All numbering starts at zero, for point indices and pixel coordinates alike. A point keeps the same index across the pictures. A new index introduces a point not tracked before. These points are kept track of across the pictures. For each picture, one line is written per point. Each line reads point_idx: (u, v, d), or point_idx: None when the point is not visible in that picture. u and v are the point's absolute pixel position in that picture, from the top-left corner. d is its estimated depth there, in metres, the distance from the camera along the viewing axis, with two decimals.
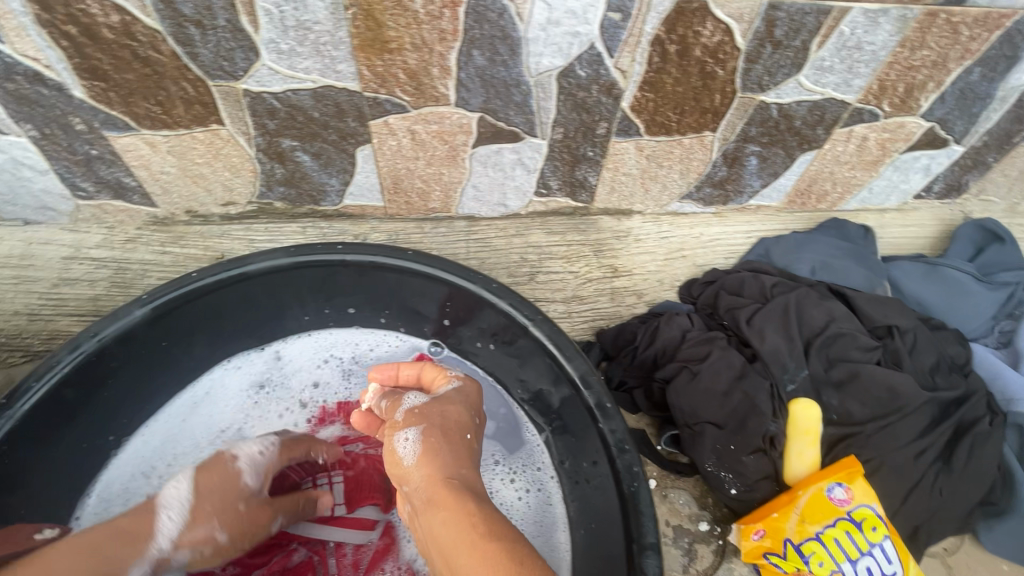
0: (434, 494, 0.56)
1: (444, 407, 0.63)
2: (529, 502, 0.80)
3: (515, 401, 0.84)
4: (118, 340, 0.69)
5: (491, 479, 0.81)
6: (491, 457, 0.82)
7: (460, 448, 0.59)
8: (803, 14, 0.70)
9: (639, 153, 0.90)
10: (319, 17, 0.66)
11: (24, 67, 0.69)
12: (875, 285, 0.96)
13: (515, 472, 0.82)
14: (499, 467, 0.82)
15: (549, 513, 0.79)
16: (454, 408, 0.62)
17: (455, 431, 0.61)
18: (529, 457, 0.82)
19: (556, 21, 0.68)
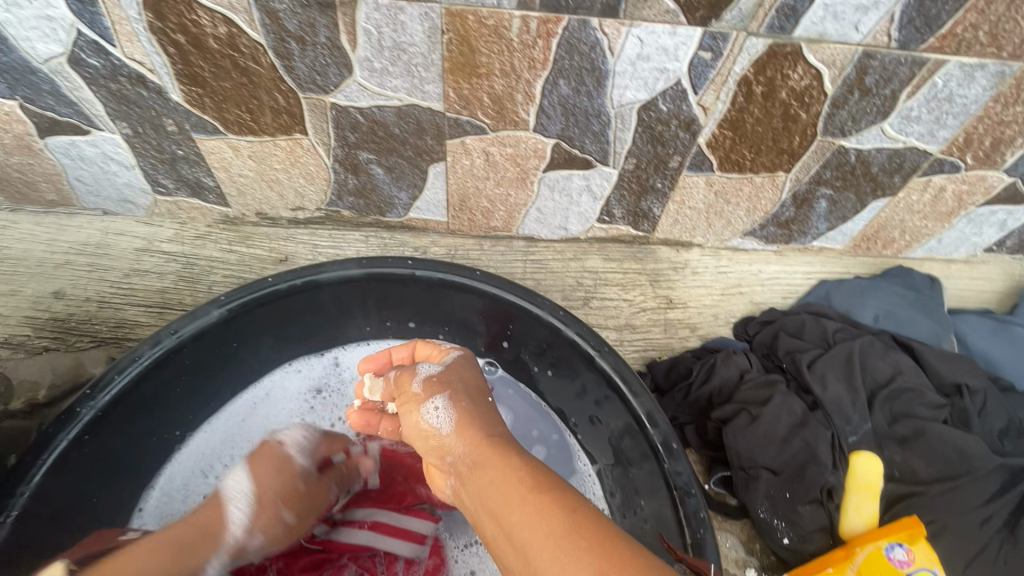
0: (478, 455, 0.53)
1: (462, 374, 0.64)
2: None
3: (568, 429, 0.85)
4: (194, 338, 0.70)
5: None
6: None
7: (486, 407, 0.59)
8: (897, 65, 0.69)
9: (708, 189, 0.90)
10: (415, 40, 0.67)
11: (129, 70, 0.72)
12: (941, 339, 0.94)
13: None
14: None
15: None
16: (472, 374, 0.63)
17: (479, 395, 0.61)
18: (580, 486, 0.82)
19: (646, 56, 0.68)
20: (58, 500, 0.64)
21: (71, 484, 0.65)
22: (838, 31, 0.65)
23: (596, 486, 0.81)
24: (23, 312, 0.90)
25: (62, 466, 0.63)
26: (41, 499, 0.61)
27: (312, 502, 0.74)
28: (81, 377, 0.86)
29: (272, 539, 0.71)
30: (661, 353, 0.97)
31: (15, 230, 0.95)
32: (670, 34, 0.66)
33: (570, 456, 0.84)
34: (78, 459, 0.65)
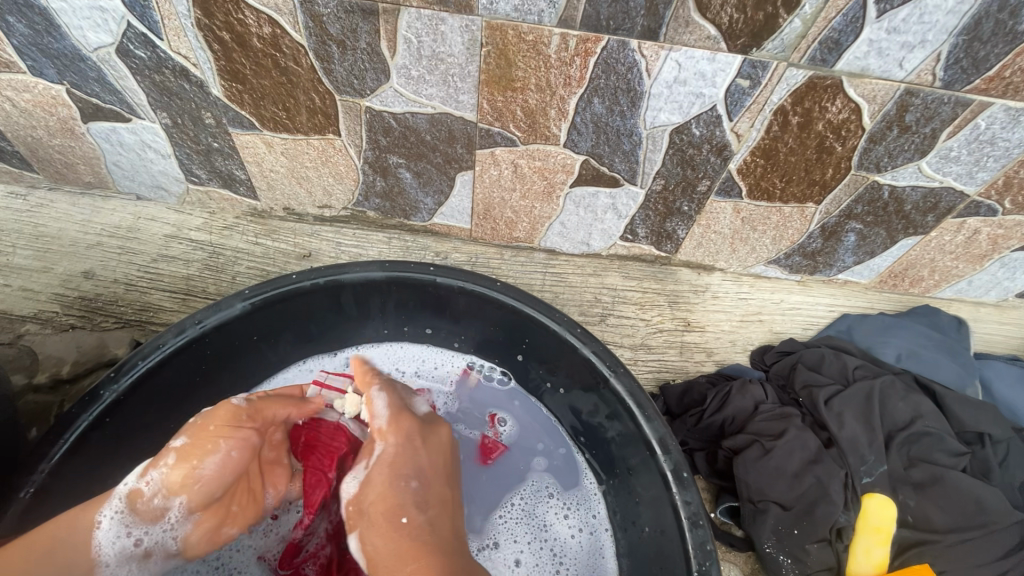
0: None
1: (369, 492, 0.69)
2: (581, 543, 0.80)
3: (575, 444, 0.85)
4: (216, 330, 0.72)
5: (547, 510, 0.82)
6: (545, 489, 0.83)
7: (390, 531, 0.65)
8: (940, 104, 0.68)
9: (735, 215, 0.89)
10: (454, 51, 0.68)
11: (173, 63, 0.73)
12: (964, 385, 0.92)
13: (570, 508, 0.82)
14: (554, 499, 0.82)
15: (597, 558, 0.79)
16: (374, 492, 0.68)
17: (383, 517, 0.66)
18: (583, 500, 0.82)
19: (683, 80, 0.68)
20: (73, 480, 0.65)
21: (86, 465, 0.66)
22: (881, 67, 0.64)
23: (599, 503, 0.81)
24: (53, 289, 0.93)
25: (81, 446, 0.64)
26: (57, 478, 0.63)
27: (202, 426, 0.65)
28: (105, 356, 0.87)
29: (168, 482, 0.63)
30: (675, 375, 0.96)
31: (52, 209, 0.97)
32: (709, 60, 0.65)
33: (575, 471, 0.84)
34: (96, 441, 0.66)
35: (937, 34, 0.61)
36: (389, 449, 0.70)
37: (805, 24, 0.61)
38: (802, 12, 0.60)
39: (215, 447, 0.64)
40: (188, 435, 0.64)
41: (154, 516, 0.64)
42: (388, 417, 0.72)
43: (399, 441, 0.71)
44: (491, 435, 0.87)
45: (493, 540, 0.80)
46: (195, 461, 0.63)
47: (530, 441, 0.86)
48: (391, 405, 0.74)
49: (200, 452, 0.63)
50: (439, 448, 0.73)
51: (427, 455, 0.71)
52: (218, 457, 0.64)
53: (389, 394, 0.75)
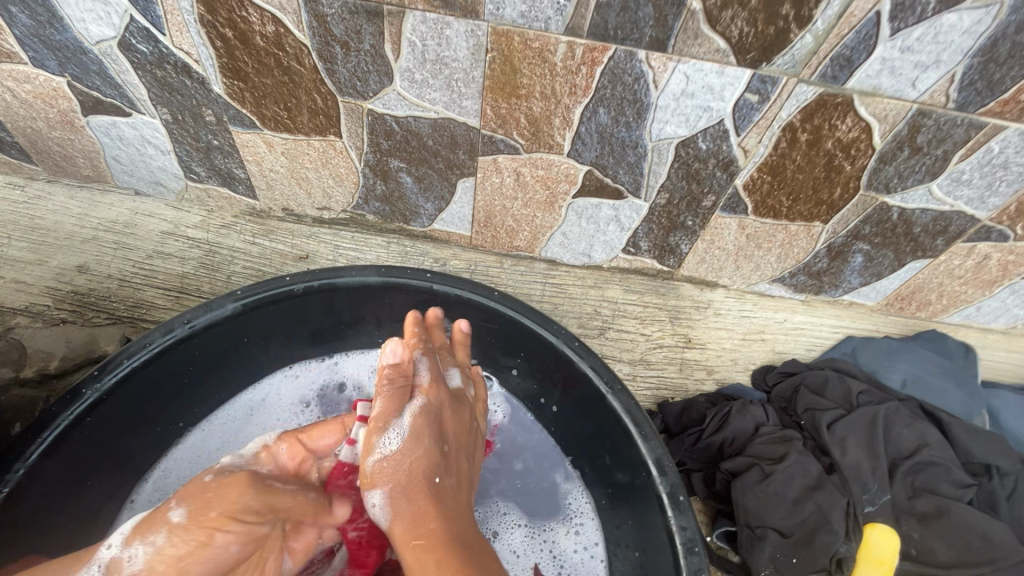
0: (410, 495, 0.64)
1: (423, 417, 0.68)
2: (578, 558, 0.77)
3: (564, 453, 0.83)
4: (205, 330, 0.70)
5: (545, 515, 0.80)
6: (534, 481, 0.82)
7: (433, 453, 0.67)
8: (953, 125, 0.66)
9: (740, 231, 0.88)
10: (459, 55, 0.67)
11: (175, 59, 0.72)
12: (972, 414, 0.89)
13: (565, 514, 0.80)
14: (549, 497, 0.81)
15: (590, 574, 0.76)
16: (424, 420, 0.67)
17: (432, 440, 0.67)
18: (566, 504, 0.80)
19: (690, 93, 0.67)
20: (52, 481, 0.64)
21: (65, 466, 0.65)
22: (893, 86, 0.63)
23: (593, 530, 0.79)
24: (47, 282, 0.91)
25: (61, 446, 0.63)
26: (34, 479, 0.61)
27: (209, 503, 0.58)
28: (94, 352, 0.87)
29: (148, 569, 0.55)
30: (674, 393, 0.94)
31: (49, 201, 0.97)
32: (718, 73, 0.64)
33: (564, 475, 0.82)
34: (77, 441, 0.65)
35: (952, 55, 0.59)
36: (451, 421, 0.70)
37: (816, 39, 0.60)
38: (814, 28, 0.59)
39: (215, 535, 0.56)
40: (192, 511, 0.57)
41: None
42: (427, 379, 0.70)
43: (458, 422, 0.70)
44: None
45: (492, 531, 0.80)
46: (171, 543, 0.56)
47: (520, 442, 0.85)
48: (433, 369, 0.72)
49: (196, 541, 0.55)
50: (479, 426, 0.75)
51: (474, 431, 0.74)
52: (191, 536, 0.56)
53: (440, 364, 0.73)
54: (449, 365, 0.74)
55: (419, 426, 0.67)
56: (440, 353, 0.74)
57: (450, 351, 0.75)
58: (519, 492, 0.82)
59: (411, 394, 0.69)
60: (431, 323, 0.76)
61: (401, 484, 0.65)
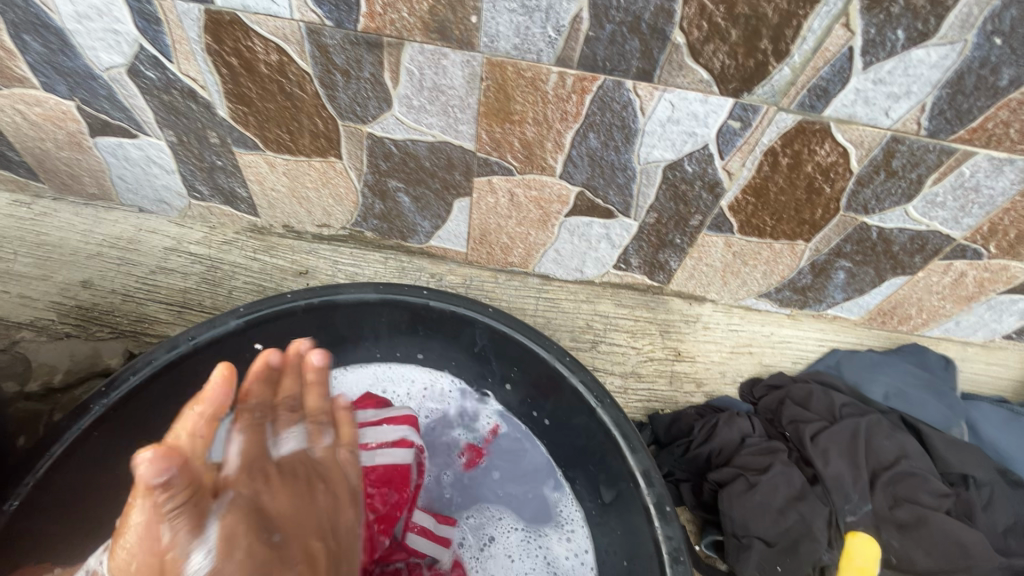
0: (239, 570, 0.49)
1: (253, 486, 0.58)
2: (571, 564, 0.80)
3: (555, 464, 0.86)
4: (208, 346, 0.73)
5: (540, 524, 0.83)
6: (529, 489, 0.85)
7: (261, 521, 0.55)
8: (925, 151, 0.70)
9: (727, 249, 0.91)
10: (455, 84, 0.70)
11: (182, 85, 0.75)
12: (951, 425, 0.92)
13: (558, 522, 0.83)
14: (542, 506, 0.84)
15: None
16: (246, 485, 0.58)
17: (261, 513, 0.56)
18: (558, 512, 0.83)
19: (676, 119, 0.70)
20: (61, 493, 0.66)
21: (73, 480, 0.67)
22: (868, 114, 0.66)
23: (584, 539, 0.81)
24: (51, 297, 0.94)
25: (68, 460, 0.65)
26: (42, 491, 0.63)
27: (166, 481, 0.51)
28: (97, 365, 0.88)
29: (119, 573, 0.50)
30: (664, 405, 0.97)
31: (54, 218, 0.99)
32: (702, 102, 0.67)
33: (555, 484, 0.85)
34: (84, 455, 0.67)
35: (922, 86, 0.63)
36: (280, 504, 0.58)
37: (794, 71, 0.63)
38: (791, 61, 0.62)
39: (164, 505, 0.50)
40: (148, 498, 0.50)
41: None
42: (239, 463, 0.61)
43: (295, 505, 0.59)
44: (479, 437, 0.89)
45: (489, 535, 0.84)
46: (125, 539, 0.49)
47: (515, 453, 0.87)
48: (247, 452, 0.62)
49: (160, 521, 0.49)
50: (347, 485, 0.66)
51: (338, 496, 0.64)
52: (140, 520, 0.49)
53: (258, 442, 0.64)
54: (281, 428, 0.67)
55: (233, 524, 0.52)
56: (267, 419, 0.67)
57: (285, 409, 0.68)
58: (514, 498, 0.85)
59: (213, 498, 0.54)
60: (287, 367, 0.71)
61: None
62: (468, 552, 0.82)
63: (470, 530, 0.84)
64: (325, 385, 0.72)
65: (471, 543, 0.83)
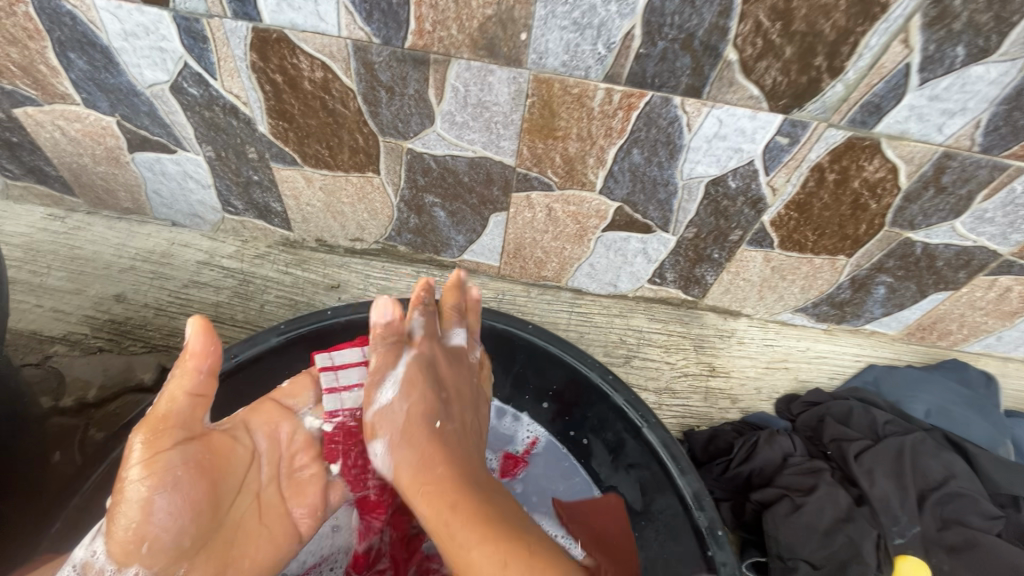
0: (417, 438, 0.65)
1: (429, 367, 0.72)
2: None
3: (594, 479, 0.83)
4: (249, 364, 0.72)
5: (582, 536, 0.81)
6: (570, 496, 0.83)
7: (428, 400, 0.69)
8: (977, 167, 0.68)
9: (765, 263, 0.89)
10: (500, 100, 0.69)
11: (225, 102, 0.75)
12: (997, 446, 0.90)
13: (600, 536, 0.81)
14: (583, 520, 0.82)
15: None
16: (416, 367, 0.71)
17: (428, 392, 0.69)
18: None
19: (722, 135, 0.69)
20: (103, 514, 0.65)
21: None
22: (921, 130, 0.65)
23: None
24: (85, 312, 0.93)
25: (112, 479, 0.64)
26: (87, 512, 0.62)
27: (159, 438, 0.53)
28: (130, 379, 0.87)
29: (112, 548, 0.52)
30: (699, 422, 0.95)
31: (88, 232, 0.99)
32: (750, 118, 0.67)
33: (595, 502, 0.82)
34: None
35: (978, 103, 0.62)
36: (447, 374, 0.72)
37: (847, 88, 0.62)
38: (845, 78, 0.61)
39: (168, 477, 0.53)
40: (147, 457, 0.52)
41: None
42: (421, 334, 0.74)
43: (454, 379, 0.73)
44: (518, 448, 0.86)
45: None
46: (126, 516, 0.51)
47: (556, 469, 0.85)
48: (427, 334, 0.74)
49: (162, 478, 0.53)
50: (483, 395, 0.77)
51: (474, 390, 0.75)
52: (140, 495, 0.51)
53: (434, 331, 0.75)
54: (448, 326, 0.76)
55: (412, 374, 0.70)
56: (443, 317, 0.77)
57: (456, 311, 0.77)
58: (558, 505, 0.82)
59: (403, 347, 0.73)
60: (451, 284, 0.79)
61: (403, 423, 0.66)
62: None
63: None
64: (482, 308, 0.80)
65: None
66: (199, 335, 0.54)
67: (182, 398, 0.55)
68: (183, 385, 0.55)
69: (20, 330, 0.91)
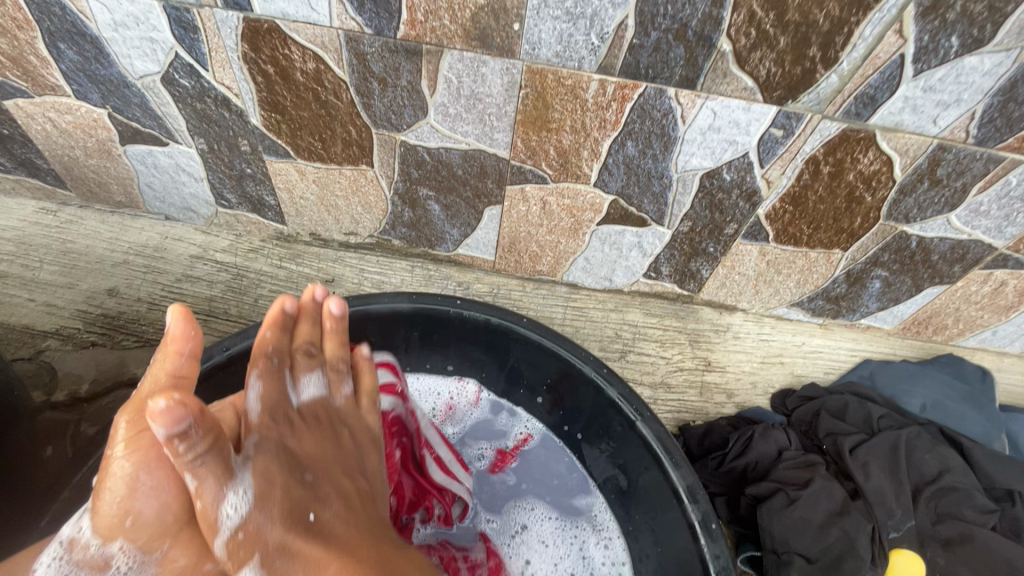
0: (286, 535, 0.51)
1: (291, 429, 0.62)
2: (607, 571, 0.78)
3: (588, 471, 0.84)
4: (241, 357, 0.71)
5: (575, 525, 0.81)
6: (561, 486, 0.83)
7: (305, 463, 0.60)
8: (972, 159, 0.68)
9: (761, 257, 0.89)
10: (493, 91, 0.69)
11: (216, 93, 0.75)
12: (992, 439, 0.90)
13: (594, 527, 0.81)
14: (577, 512, 0.82)
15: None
16: (274, 433, 0.60)
17: (298, 459, 0.59)
18: (592, 518, 0.81)
19: (717, 127, 0.69)
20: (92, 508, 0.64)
21: None
22: (915, 122, 0.65)
23: (621, 550, 0.79)
24: (77, 306, 0.93)
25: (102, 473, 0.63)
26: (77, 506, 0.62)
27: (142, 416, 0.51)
28: (122, 374, 0.87)
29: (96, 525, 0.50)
30: (695, 416, 0.95)
31: (81, 226, 0.99)
32: (745, 109, 0.66)
33: (589, 493, 0.83)
34: None
35: (973, 94, 0.61)
36: (305, 448, 0.62)
37: (841, 79, 0.62)
38: (839, 69, 0.61)
39: (151, 455, 0.50)
40: (130, 433, 0.50)
41: (101, 567, 0.51)
42: (260, 409, 0.62)
43: (318, 447, 0.63)
44: (510, 444, 0.87)
45: (521, 524, 0.82)
46: (111, 493, 0.49)
47: (550, 462, 0.85)
48: (268, 396, 0.63)
49: (147, 455, 0.50)
50: (367, 431, 0.70)
51: (356, 439, 0.68)
52: (125, 470, 0.49)
53: (280, 387, 0.65)
54: (300, 373, 0.67)
55: (267, 467, 0.56)
56: (288, 368, 0.67)
57: (303, 355, 0.69)
58: (550, 494, 0.83)
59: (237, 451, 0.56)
60: (306, 314, 0.71)
61: (278, 544, 0.51)
62: (499, 538, 0.81)
63: (501, 519, 0.82)
64: (346, 335, 0.72)
65: (501, 529, 0.81)
66: (179, 319, 0.53)
67: (163, 380, 0.52)
68: (166, 366, 0.52)
69: (12, 324, 0.91)
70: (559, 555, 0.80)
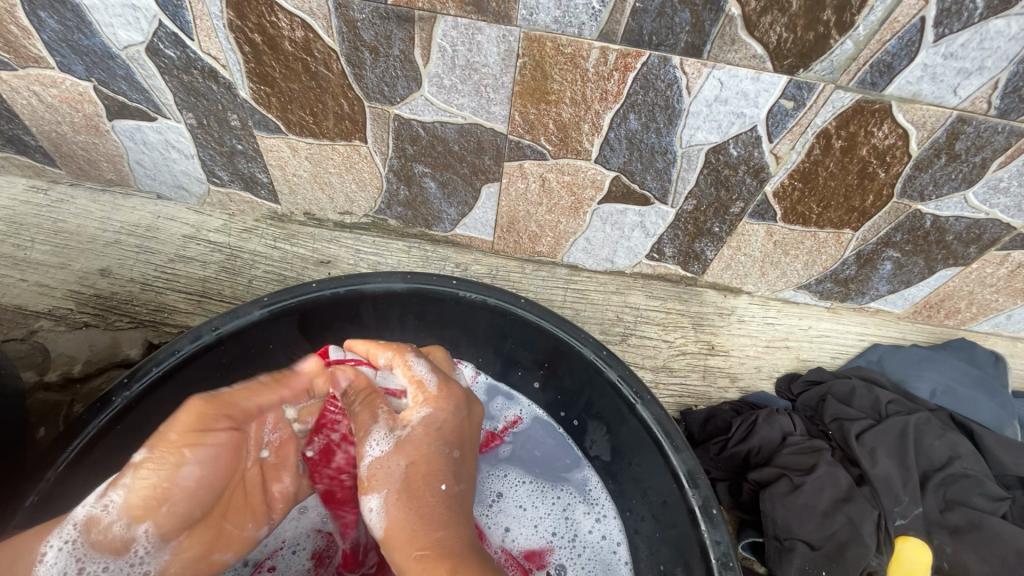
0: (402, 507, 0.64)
1: (439, 419, 0.69)
2: (595, 539, 0.77)
3: (584, 457, 0.82)
4: (233, 337, 0.69)
5: (563, 492, 0.80)
6: (543, 463, 0.82)
7: (442, 446, 0.68)
8: (993, 133, 0.65)
9: (768, 238, 0.86)
10: (489, 61, 0.66)
11: (203, 64, 0.72)
12: (1003, 426, 0.88)
13: (587, 499, 0.80)
14: (568, 484, 0.81)
15: (607, 564, 0.76)
16: (434, 417, 0.69)
17: (437, 444, 0.68)
18: (586, 491, 0.80)
19: (724, 99, 0.66)
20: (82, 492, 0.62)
21: (94, 478, 0.63)
22: (934, 93, 0.61)
23: (616, 529, 0.78)
24: (70, 286, 0.91)
25: (91, 454, 0.61)
26: (64, 488, 0.60)
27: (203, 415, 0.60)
28: (115, 355, 0.87)
29: (127, 505, 0.55)
30: (697, 401, 0.93)
31: (72, 205, 0.97)
32: (753, 79, 0.63)
33: (583, 468, 0.81)
34: (105, 451, 0.63)
35: (997, 61, 0.58)
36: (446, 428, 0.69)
37: (857, 45, 0.58)
38: (855, 34, 0.58)
39: (205, 451, 0.59)
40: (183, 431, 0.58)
41: (119, 549, 0.56)
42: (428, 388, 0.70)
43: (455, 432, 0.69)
44: (497, 426, 0.85)
45: (498, 491, 0.81)
46: (153, 476, 0.56)
47: (540, 439, 0.84)
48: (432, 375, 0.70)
49: (201, 443, 0.59)
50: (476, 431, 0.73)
51: (467, 434, 0.71)
52: (173, 459, 0.57)
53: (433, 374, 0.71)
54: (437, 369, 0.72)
55: (408, 452, 0.67)
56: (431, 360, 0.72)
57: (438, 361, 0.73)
58: (532, 465, 0.82)
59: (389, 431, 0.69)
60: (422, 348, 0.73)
61: (403, 495, 0.65)
62: (477, 509, 0.80)
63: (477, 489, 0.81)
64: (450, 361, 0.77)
65: (478, 501, 0.80)
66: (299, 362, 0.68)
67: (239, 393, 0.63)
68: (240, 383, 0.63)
69: (4, 305, 0.89)
70: (539, 516, 0.79)
